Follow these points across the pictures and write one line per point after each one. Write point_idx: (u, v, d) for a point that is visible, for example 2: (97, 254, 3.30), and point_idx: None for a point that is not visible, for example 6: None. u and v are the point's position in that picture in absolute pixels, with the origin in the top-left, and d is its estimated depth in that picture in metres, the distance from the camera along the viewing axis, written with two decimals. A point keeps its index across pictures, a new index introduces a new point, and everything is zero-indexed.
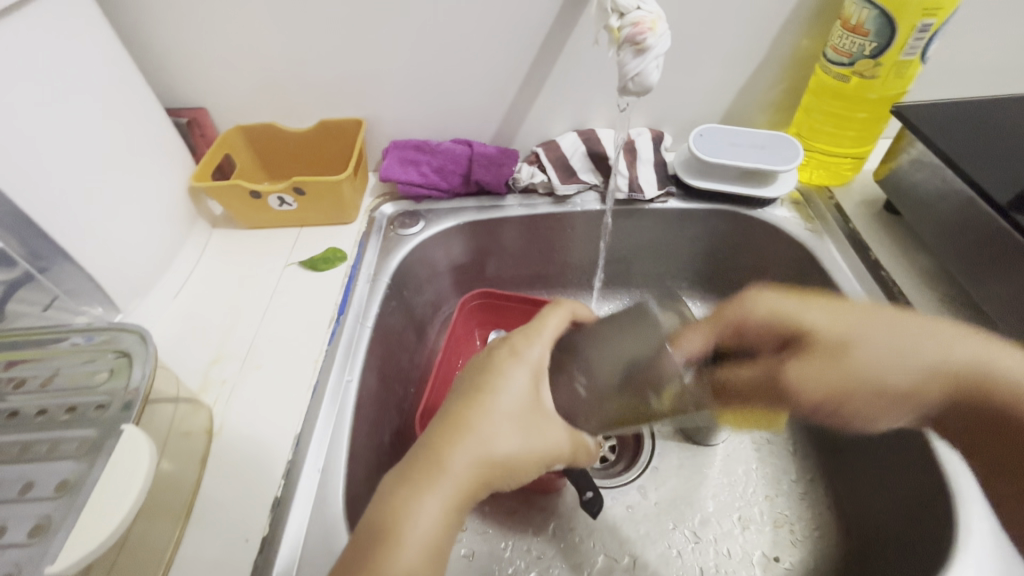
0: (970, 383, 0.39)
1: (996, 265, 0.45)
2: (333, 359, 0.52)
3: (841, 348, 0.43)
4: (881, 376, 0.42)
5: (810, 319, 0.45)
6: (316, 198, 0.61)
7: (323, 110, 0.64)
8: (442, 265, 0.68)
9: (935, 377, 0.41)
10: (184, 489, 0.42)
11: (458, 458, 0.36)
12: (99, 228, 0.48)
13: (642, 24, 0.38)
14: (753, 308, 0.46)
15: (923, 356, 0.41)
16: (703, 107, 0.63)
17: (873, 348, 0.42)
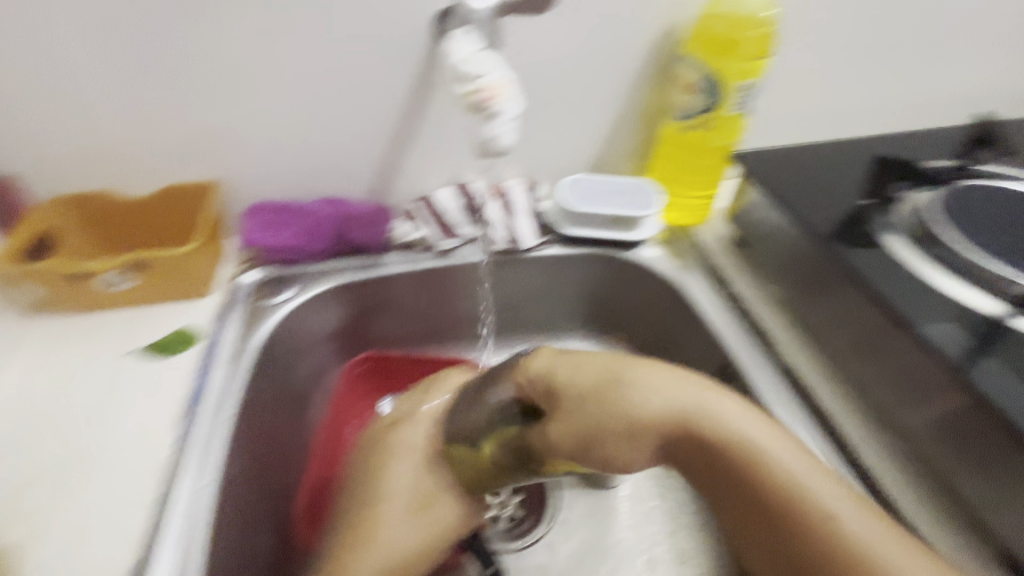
0: (766, 491, 0.33)
1: (827, 290, 0.51)
2: (185, 463, 0.44)
3: (677, 420, 0.36)
4: (700, 421, 0.36)
5: (677, 401, 0.37)
6: (160, 273, 0.54)
7: (169, 174, 0.58)
8: (320, 332, 0.63)
9: (671, 418, 0.36)
10: None
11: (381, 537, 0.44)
12: None
13: (488, 90, 0.38)
14: (582, 368, 0.40)
15: (717, 446, 0.35)
16: (571, 157, 0.66)
17: (717, 418, 0.36)
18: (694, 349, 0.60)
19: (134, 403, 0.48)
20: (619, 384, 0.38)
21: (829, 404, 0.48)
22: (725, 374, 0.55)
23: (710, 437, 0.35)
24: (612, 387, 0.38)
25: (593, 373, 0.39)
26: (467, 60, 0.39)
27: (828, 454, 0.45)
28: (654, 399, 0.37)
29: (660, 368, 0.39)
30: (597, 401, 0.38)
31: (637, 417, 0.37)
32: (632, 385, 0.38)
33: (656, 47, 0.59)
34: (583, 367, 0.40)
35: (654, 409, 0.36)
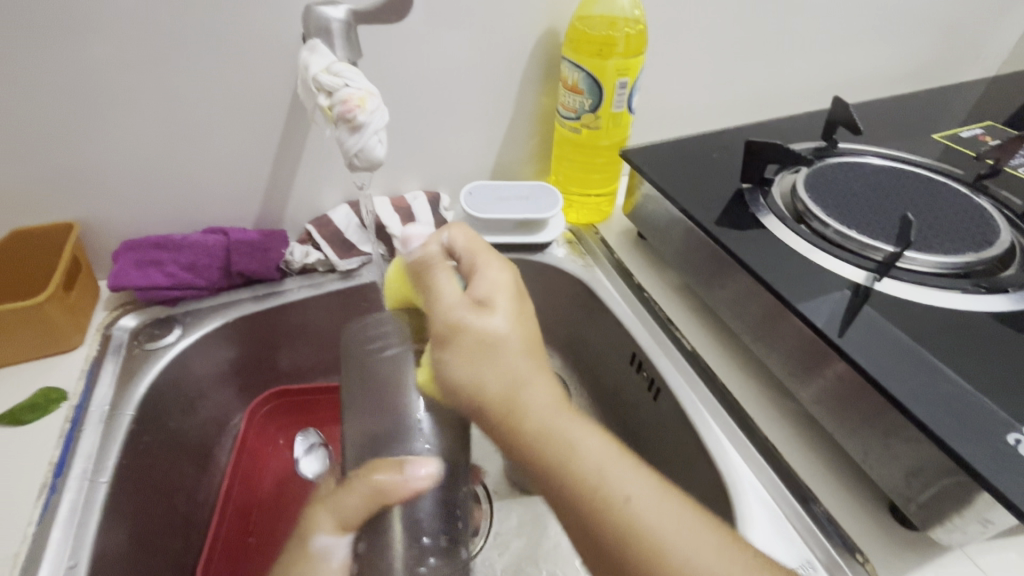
0: (588, 503, 0.34)
1: (717, 275, 0.53)
2: (50, 543, 0.39)
3: (509, 409, 0.36)
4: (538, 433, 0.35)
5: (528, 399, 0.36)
6: (9, 332, 0.47)
7: (15, 218, 0.52)
8: (219, 370, 0.58)
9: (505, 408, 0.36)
10: None
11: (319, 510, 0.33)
12: None
13: (350, 101, 0.36)
14: (521, 310, 0.39)
15: (546, 432, 0.35)
16: (470, 165, 0.66)
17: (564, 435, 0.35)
18: (609, 343, 0.61)
19: None
20: (506, 343, 0.37)
21: (729, 381, 0.51)
22: (637, 364, 0.57)
23: (522, 404, 0.36)
24: (490, 346, 0.37)
25: (523, 330, 0.39)
26: (326, 72, 0.36)
27: (733, 432, 0.47)
28: (501, 320, 0.38)
29: (526, 314, 0.40)
30: (480, 379, 0.37)
31: (473, 378, 0.37)
32: (492, 333, 0.37)
33: (539, 49, 0.59)
34: (498, 285, 0.40)
35: (529, 391, 0.36)
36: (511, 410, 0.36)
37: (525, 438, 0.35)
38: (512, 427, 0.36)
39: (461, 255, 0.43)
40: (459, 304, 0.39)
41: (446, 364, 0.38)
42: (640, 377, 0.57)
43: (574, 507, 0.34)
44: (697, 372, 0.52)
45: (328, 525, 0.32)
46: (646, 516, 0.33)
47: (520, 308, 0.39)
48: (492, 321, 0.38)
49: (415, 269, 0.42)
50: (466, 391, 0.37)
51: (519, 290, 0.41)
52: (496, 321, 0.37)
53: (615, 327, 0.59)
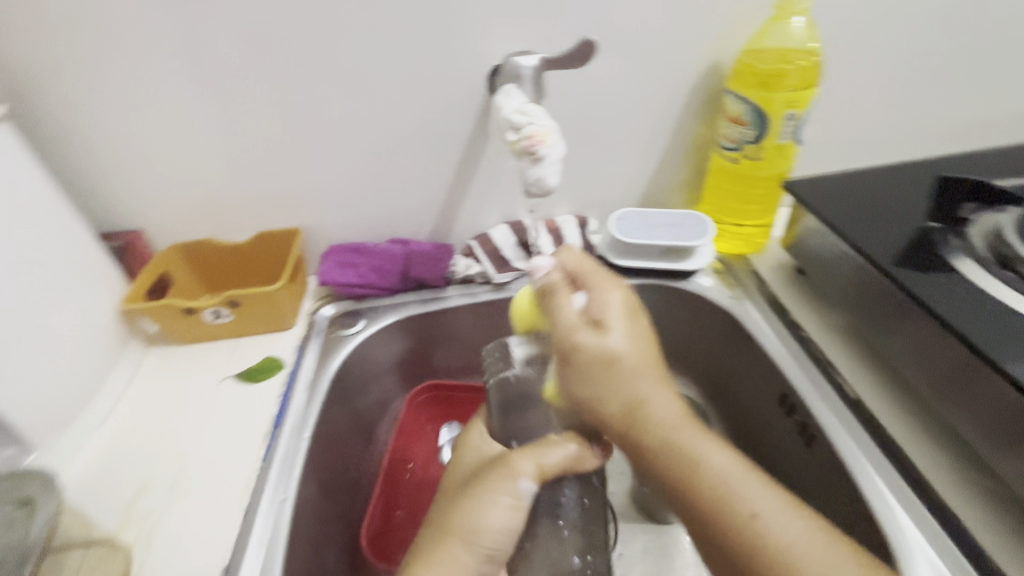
0: (709, 504, 0.36)
1: (897, 322, 0.48)
2: (268, 478, 0.49)
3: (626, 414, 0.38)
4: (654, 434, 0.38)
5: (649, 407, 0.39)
6: (252, 310, 0.61)
7: (261, 224, 0.67)
8: (388, 360, 0.68)
9: (626, 412, 0.39)
10: None
11: (515, 463, 0.40)
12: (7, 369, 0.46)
13: (534, 137, 0.41)
14: (632, 323, 0.40)
15: (650, 428, 0.38)
16: (621, 193, 0.69)
17: (676, 439, 0.37)
18: (755, 381, 0.59)
19: (230, 423, 0.54)
20: (622, 356, 0.38)
21: (904, 441, 0.46)
22: (788, 407, 0.54)
23: (631, 403, 0.38)
24: (608, 363, 0.38)
25: (641, 345, 0.39)
26: (517, 112, 0.42)
27: (906, 497, 0.43)
28: (620, 338, 0.38)
29: (643, 327, 0.41)
30: (595, 381, 0.39)
31: (596, 388, 0.39)
32: (610, 350, 0.38)
33: (701, 82, 0.60)
34: (611, 306, 0.40)
35: (648, 396, 0.39)
36: (630, 415, 0.39)
37: (643, 438, 0.38)
38: (624, 425, 0.39)
39: (580, 279, 0.42)
40: (579, 324, 0.39)
41: (571, 381, 0.40)
42: (790, 421, 0.54)
43: (682, 493, 0.37)
44: (862, 423, 0.48)
45: (529, 472, 0.40)
46: (746, 495, 0.35)
47: (636, 321, 0.41)
48: (610, 337, 0.38)
49: (539, 294, 0.42)
50: (590, 398, 0.39)
51: (633, 306, 0.41)
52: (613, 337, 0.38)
53: (764, 365, 0.57)
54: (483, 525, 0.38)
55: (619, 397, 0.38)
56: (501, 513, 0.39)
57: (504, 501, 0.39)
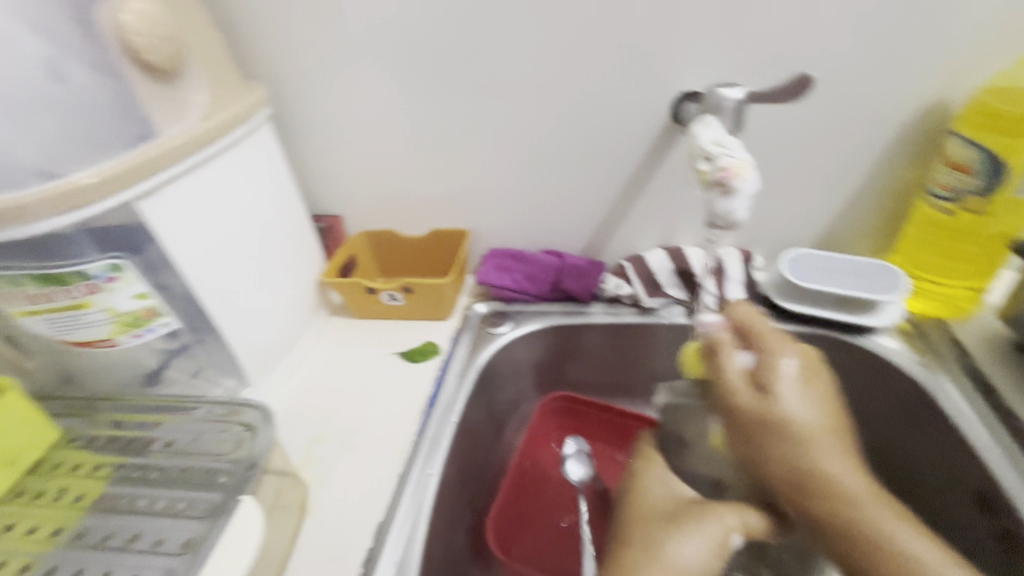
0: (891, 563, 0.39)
1: None
2: (418, 451, 0.54)
3: (800, 475, 0.42)
4: (831, 495, 0.41)
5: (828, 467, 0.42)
6: (419, 297, 0.68)
7: (435, 222, 0.74)
8: (527, 363, 0.71)
9: (804, 477, 0.42)
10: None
11: (717, 520, 0.43)
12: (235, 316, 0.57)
13: (730, 169, 0.40)
14: (810, 388, 0.44)
15: (817, 473, 0.42)
16: (794, 232, 0.64)
17: (855, 501, 0.41)
18: (940, 466, 0.52)
19: (391, 394, 0.62)
20: (803, 421, 0.43)
21: None
22: (985, 503, 0.47)
23: (810, 472, 0.42)
24: (781, 423, 0.43)
25: (816, 411, 0.44)
26: (714, 144, 0.42)
27: None
28: (798, 404, 0.43)
29: (819, 395, 0.45)
30: (770, 440, 0.43)
31: (762, 440, 0.43)
32: (789, 415, 0.43)
33: (917, 122, 0.54)
34: (785, 372, 0.44)
35: (826, 462, 0.42)
36: (805, 479, 0.42)
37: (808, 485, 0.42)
38: (802, 489, 0.42)
39: (754, 336, 0.47)
40: (746, 375, 0.45)
41: (739, 438, 0.45)
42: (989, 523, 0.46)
43: (839, 529, 0.41)
44: None
45: (737, 530, 0.43)
46: (930, 565, 0.38)
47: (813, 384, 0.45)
48: (785, 387, 0.44)
49: (707, 348, 0.48)
50: (768, 454, 0.43)
51: (809, 372, 0.45)
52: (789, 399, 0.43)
53: (957, 448, 0.50)
54: (678, 560, 0.41)
55: (802, 461, 0.42)
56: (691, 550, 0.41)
57: (707, 539, 0.42)
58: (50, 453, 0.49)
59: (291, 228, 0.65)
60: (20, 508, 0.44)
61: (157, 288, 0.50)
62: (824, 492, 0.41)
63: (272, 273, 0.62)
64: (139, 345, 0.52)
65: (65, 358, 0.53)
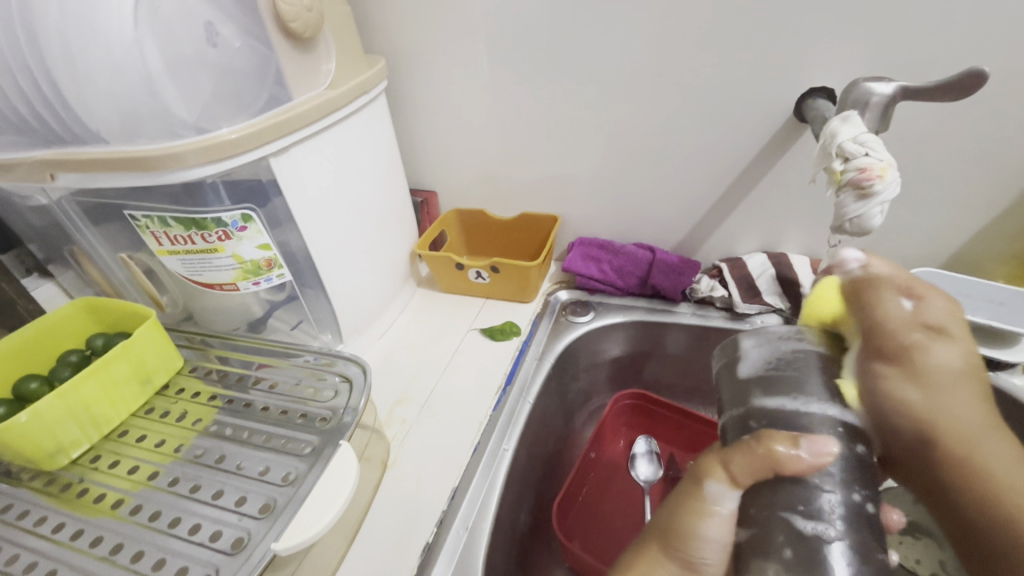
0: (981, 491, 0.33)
1: None
2: (494, 426, 0.55)
3: (930, 424, 0.32)
4: (942, 433, 0.32)
5: (950, 413, 0.32)
6: (505, 277, 0.69)
7: (526, 205, 0.75)
8: (604, 356, 0.70)
9: (923, 424, 0.32)
10: (351, 525, 0.47)
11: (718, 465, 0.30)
12: (335, 275, 0.60)
13: (870, 170, 0.37)
14: (958, 333, 0.32)
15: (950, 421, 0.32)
16: (920, 249, 0.59)
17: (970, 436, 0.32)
18: None
19: (470, 367, 0.63)
20: (943, 375, 0.31)
21: None
22: None
23: (941, 423, 0.32)
24: (921, 371, 0.31)
25: (958, 363, 0.32)
26: (853, 141, 0.39)
27: None
28: (945, 352, 0.32)
29: (966, 335, 0.33)
30: (906, 387, 0.31)
31: (909, 402, 0.31)
32: (934, 366, 0.31)
33: None
34: (944, 310, 0.32)
35: (953, 406, 0.32)
36: (928, 425, 0.32)
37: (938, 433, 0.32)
38: (921, 441, 0.32)
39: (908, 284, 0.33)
40: (910, 321, 0.32)
41: (877, 390, 0.31)
42: None
43: (953, 472, 0.34)
44: None
45: (760, 477, 0.29)
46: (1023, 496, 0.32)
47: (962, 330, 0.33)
48: (934, 345, 0.31)
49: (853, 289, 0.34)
50: (892, 411, 0.31)
51: (960, 316, 0.33)
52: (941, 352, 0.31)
53: None
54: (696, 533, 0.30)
55: (927, 414, 0.32)
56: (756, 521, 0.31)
57: (727, 506, 0.30)
58: (175, 379, 0.55)
59: (391, 198, 0.68)
60: (149, 423, 0.50)
61: (278, 244, 0.55)
62: (934, 425, 0.32)
63: (370, 239, 0.65)
64: (253, 293, 0.57)
65: (191, 297, 0.59)
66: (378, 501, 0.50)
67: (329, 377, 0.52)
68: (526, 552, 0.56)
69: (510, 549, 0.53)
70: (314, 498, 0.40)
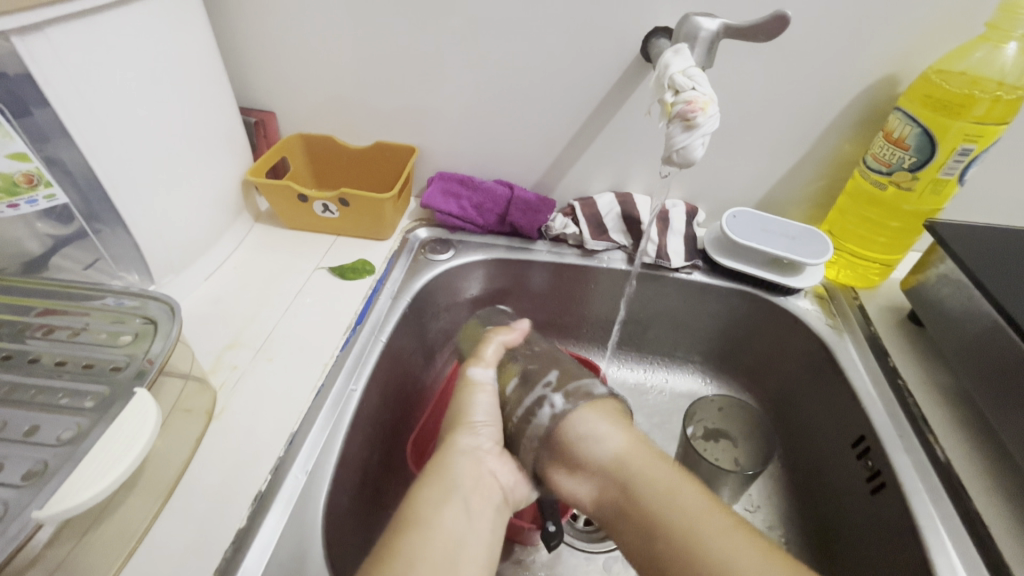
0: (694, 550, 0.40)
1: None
2: (342, 367, 0.52)
3: (686, 537, 0.41)
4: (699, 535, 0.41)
5: (673, 491, 0.43)
6: (356, 211, 0.64)
7: (381, 134, 0.69)
8: (463, 295, 0.69)
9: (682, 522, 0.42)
10: (162, 485, 0.41)
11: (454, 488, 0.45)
12: (139, 201, 0.50)
13: (694, 103, 0.40)
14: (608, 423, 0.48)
15: (675, 509, 0.42)
16: (739, 191, 0.66)
17: (675, 503, 0.43)
18: (830, 417, 0.57)
19: (315, 308, 0.58)
20: (624, 462, 0.46)
21: (979, 504, 0.45)
22: (861, 450, 0.53)
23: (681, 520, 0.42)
24: (618, 469, 0.46)
25: (637, 460, 0.46)
26: (682, 74, 0.42)
27: (977, 573, 0.41)
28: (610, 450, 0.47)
29: (645, 445, 0.47)
30: (704, 523, 0.41)
31: (682, 525, 0.42)
32: (634, 478, 0.45)
33: (868, 94, 0.56)
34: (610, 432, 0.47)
35: (686, 498, 0.43)
36: (692, 539, 0.41)
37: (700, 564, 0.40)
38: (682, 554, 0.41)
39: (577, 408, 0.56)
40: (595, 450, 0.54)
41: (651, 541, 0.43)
42: (861, 465, 0.52)
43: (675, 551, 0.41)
44: (939, 477, 0.47)
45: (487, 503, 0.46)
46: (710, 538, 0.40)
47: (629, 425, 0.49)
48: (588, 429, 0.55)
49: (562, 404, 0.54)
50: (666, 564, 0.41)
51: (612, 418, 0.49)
52: (609, 443, 0.47)
53: (847, 403, 0.55)
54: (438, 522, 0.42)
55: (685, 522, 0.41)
56: (502, 469, 0.49)
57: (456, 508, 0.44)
58: None
59: (210, 111, 0.57)
60: None
61: (45, 159, 0.44)
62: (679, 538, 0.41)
63: (187, 160, 0.54)
64: (16, 217, 0.45)
65: None
66: (200, 456, 0.44)
67: (133, 320, 0.43)
68: (379, 491, 0.55)
69: (361, 489, 0.51)
70: (94, 457, 0.34)
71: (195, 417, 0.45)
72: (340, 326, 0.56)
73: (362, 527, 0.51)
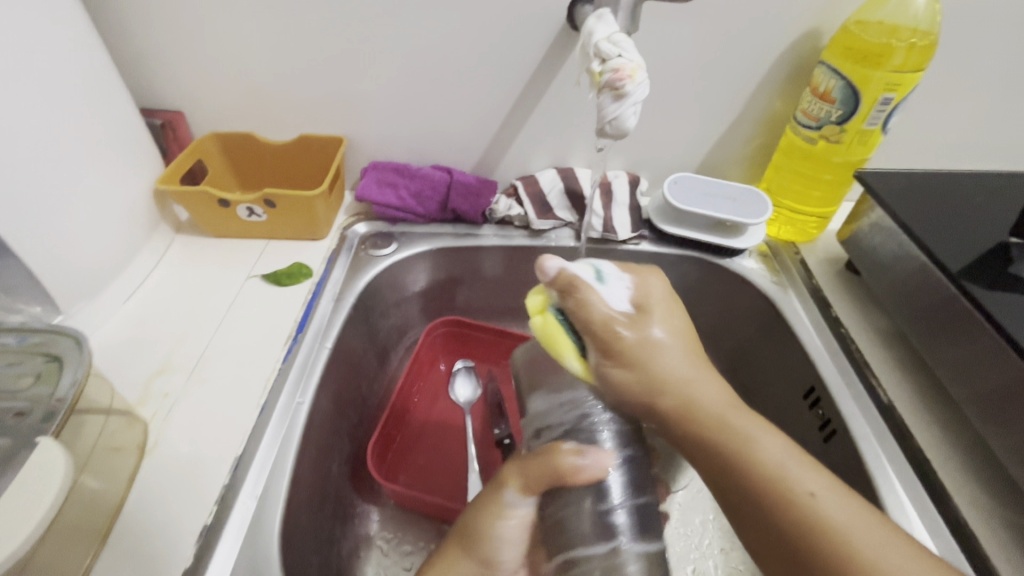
0: (814, 525, 0.31)
1: (953, 343, 0.46)
2: (286, 380, 0.49)
3: (778, 478, 0.33)
4: (776, 486, 0.33)
5: (693, 397, 0.36)
6: (286, 212, 0.60)
7: (304, 127, 0.64)
8: (410, 289, 0.66)
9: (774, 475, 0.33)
10: (95, 534, 0.38)
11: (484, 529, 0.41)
12: (29, 227, 0.44)
13: (622, 71, 0.39)
14: (676, 317, 0.39)
15: (757, 463, 0.34)
16: (678, 157, 0.66)
17: (754, 447, 0.34)
18: (782, 370, 0.59)
19: (251, 320, 0.54)
20: (663, 350, 0.37)
21: (920, 438, 0.47)
22: (812, 400, 0.54)
23: (755, 454, 0.34)
24: (652, 352, 0.36)
25: (680, 340, 0.38)
26: (608, 42, 0.40)
27: (919, 500, 0.44)
28: (662, 331, 0.37)
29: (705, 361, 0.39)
30: (686, 377, 0.37)
31: (735, 448, 0.35)
32: (653, 340, 0.37)
33: (794, 50, 0.56)
34: (654, 294, 0.39)
35: (771, 444, 0.34)
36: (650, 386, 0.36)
37: (721, 455, 0.35)
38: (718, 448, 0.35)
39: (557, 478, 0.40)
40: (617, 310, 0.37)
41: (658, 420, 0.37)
42: (812, 414, 0.54)
43: (770, 508, 0.33)
44: (880, 414, 0.49)
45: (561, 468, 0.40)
46: (803, 482, 0.33)
47: (676, 314, 0.39)
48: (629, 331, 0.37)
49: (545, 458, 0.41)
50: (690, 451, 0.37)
51: (668, 300, 0.39)
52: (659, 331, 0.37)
53: (797, 356, 0.57)
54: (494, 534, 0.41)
55: (707, 428, 0.35)
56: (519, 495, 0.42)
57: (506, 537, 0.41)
58: None
59: (104, 116, 0.51)
60: None
61: None
62: (754, 500, 0.33)
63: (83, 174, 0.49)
64: None
65: None
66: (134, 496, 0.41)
67: (31, 360, 0.38)
68: (340, 502, 0.53)
69: (322, 502, 0.49)
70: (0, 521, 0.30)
71: (125, 455, 0.41)
72: (282, 336, 0.53)
73: (328, 541, 0.49)
